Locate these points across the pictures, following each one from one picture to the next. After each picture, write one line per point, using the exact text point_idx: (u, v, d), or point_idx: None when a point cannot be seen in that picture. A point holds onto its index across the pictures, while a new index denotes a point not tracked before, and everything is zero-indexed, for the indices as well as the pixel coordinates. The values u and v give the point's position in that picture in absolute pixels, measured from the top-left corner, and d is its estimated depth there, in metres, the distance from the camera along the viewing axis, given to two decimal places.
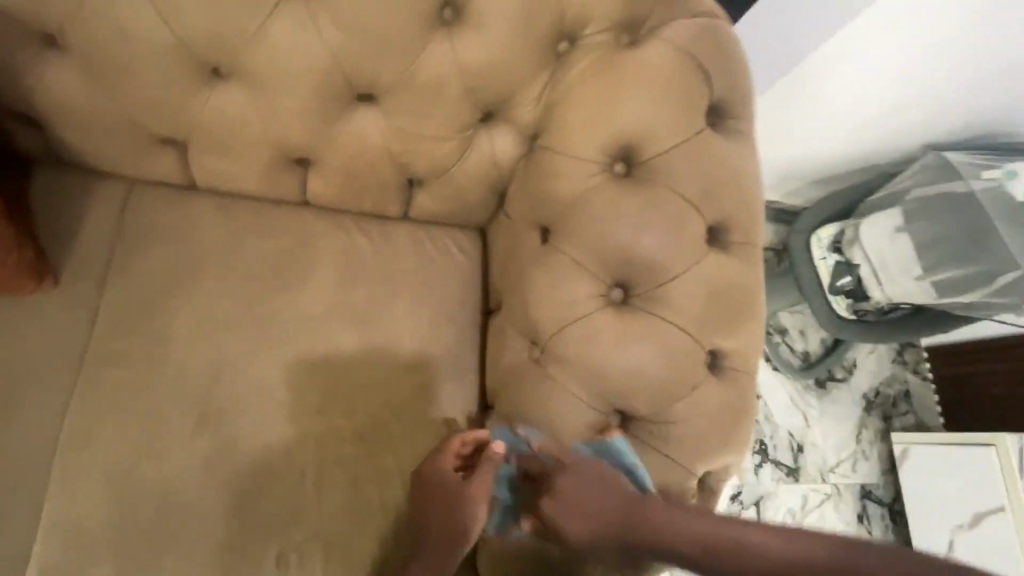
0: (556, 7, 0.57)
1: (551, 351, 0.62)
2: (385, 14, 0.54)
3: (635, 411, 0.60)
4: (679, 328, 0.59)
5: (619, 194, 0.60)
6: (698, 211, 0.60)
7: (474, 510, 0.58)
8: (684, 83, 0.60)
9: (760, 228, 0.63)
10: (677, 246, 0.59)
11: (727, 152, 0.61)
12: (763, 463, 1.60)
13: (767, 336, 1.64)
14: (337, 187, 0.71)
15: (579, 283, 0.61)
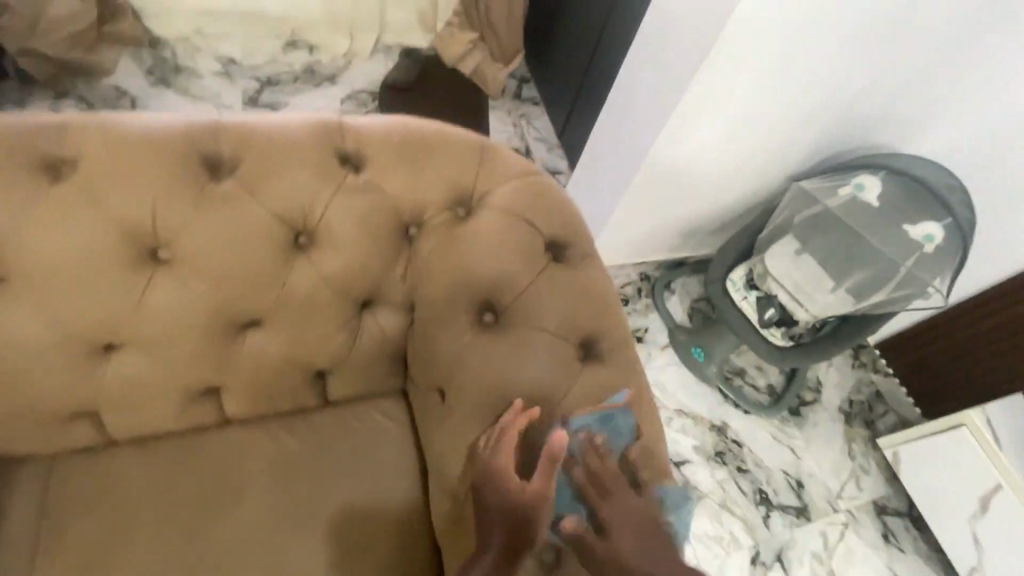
0: (392, 209, 0.68)
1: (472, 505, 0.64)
2: (245, 261, 0.62)
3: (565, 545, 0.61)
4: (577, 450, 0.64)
5: (493, 343, 0.67)
6: (565, 337, 0.68)
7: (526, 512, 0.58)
8: (517, 235, 0.69)
9: (627, 330, 0.71)
10: (556, 371, 0.66)
11: (574, 277, 0.70)
12: (770, 513, 1.60)
13: (730, 383, 1.77)
14: (250, 401, 0.75)
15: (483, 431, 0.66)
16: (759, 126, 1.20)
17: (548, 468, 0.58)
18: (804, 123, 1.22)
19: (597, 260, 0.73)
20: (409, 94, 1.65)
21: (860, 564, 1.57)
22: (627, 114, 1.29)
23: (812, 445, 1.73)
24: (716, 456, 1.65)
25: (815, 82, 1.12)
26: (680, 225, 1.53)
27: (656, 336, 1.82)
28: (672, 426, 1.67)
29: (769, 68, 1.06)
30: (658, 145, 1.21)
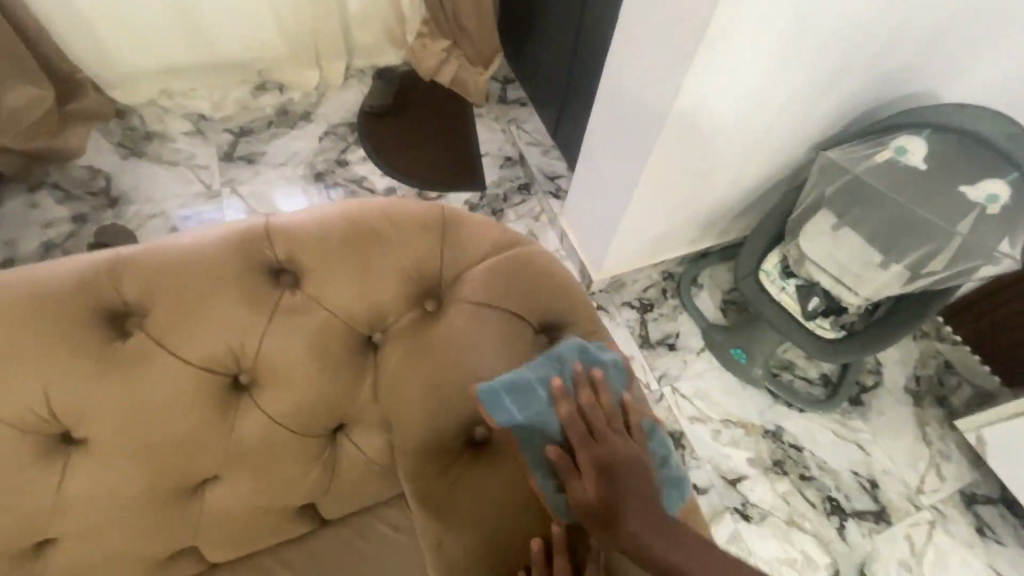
0: (344, 321, 0.56)
1: None
2: (175, 423, 0.52)
3: None
4: None
5: (490, 466, 0.55)
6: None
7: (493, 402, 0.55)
8: (498, 330, 0.57)
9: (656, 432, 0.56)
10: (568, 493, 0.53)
11: None
12: (845, 522, 1.44)
13: (777, 377, 1.62)
14: (230, 550, 0.65)
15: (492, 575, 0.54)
16: (775, 97, 1.02)
17: None
18: (831, 84, 1.04)
19: (601, 335, 0.61)
20: (385, 123, 1.55)
21: (955, 565, 1.41)
22: (622, 105, 1.13)
23: (880, 434, 1.56)
24: (775, 467, 1.49)
25: (839, 35, 0.93)
26: (698, 217, 1.37)
27: (689, 340, 1.67)
28: (720, 439, 1.52)
29: (782, 29, 0.88)
30: (661, 137, 1.05)
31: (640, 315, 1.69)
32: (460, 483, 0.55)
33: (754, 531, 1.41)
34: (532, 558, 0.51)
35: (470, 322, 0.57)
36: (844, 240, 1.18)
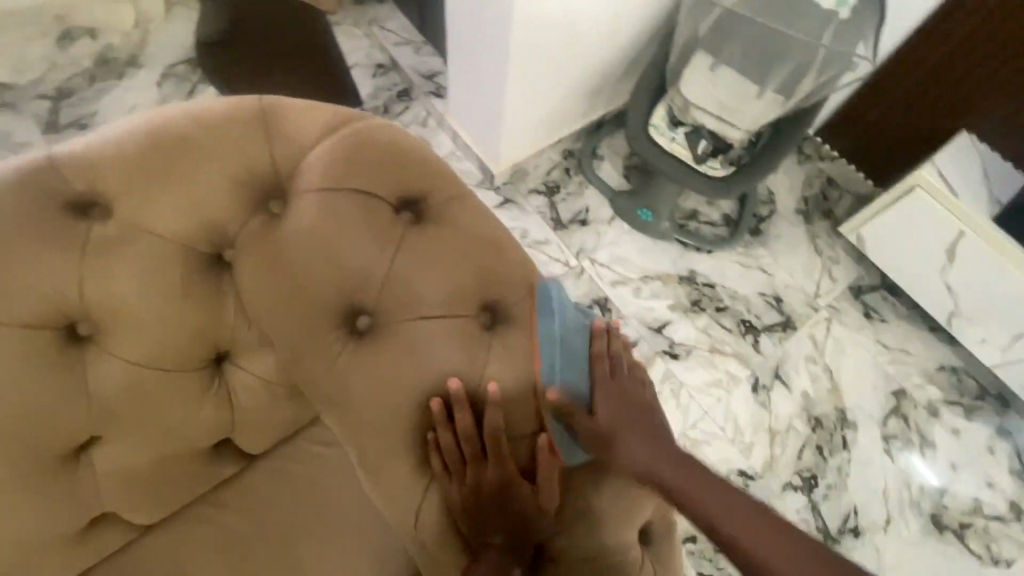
0: (179, 245, 0.51)
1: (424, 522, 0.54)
2: (21, 391, 0.48)
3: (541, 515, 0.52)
4: (521, 427, 0.52)
5: (380, 354, 0.52)
6: (463, 309, 0.53)
7: (366, 280, 0.53)
8: (351, 213, 0.53)
9: (523, 266, 0.57)
10: (465, 352, 0.52)
11: (449, 234, 0.55)
12: (759, 337, 1.59)
13: (685, 226, 1.71)
14: (153, 506, 0.64)
15: (401, 458, 0.52)
16: None
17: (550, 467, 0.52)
18: None
19: (466, 197, 0.58)
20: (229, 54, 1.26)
21: (852, 350, 1.61)
22: None
23: (780, 255, 1.71)
24: (693, 307, 1.61)
25: None
26: (580, 83, 1.33)
27: (599, 212, 1.71)
28: (642, 295, 1.61)
29: None
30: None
31: (549, 199, 1.71)
32: (352, 373, 0.53)
33: (684, 366, 1.52)
34: (436, 417, 0.51)
35: (316, 203, 0.52)
36: (721, 76, 1.19)
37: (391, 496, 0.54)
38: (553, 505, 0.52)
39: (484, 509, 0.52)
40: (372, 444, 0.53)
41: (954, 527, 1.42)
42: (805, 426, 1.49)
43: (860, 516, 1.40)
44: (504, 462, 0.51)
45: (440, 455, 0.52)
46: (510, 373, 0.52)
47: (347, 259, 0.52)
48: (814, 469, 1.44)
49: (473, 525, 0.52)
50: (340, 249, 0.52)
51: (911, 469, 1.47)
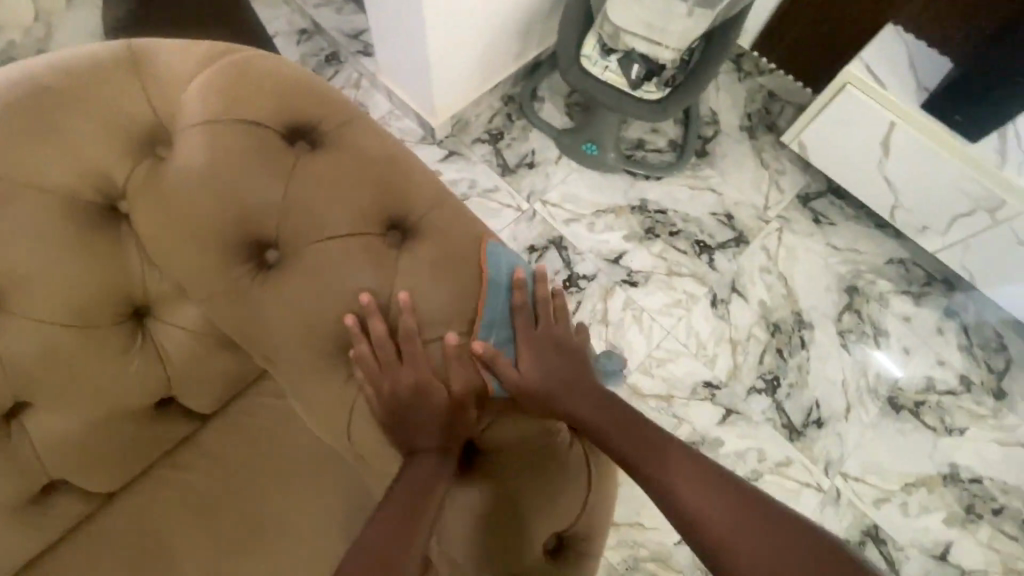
0: (63, 201, 0.51)
1: (357, 433, 0.57)
2: None
3: (466, 412, 0.56)
4: (437, 335, 0.55)
5: (290, 280, 0.54)
6: (366, 227, 0.54)
7: (263, 212, 0.53)
8: (237, 147, 0.52)
9: (424, 184, 0.57)
10: (369, 269, 0.54)
11: (341, 158, 0.54)
12: (713, 255, 1.62)
13: (632, 156, 1.72)
14: (104, 469, 0.66)
15: (326, 377, 0.55)
16: None
17: (464, 369, 0.55)
18: None
19: (358, 120, 0.57)
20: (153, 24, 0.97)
21: (804, 255, 1.65)
22: None
23: (727, 172, 1.73)
24: (647, 235, 1.63)
25: None
26: None
27: (545, 153, 1.70)
28: (596, 229, 1.62)
29: None
30: None
31: (494, 146, 1.70)
32: (264, 305, 0.54)
33: (643, 292, 1.55)
34: (351, 331, 0.53)
35: (197, 142, 0.52)
36: None
37: (325, 414, 0.57)
38: (474, 404, 0.56)
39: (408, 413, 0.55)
40: (297, 370, 0.56)
41: (910, 406, 1.49)
42: (764, 332, 1.54)
43: (821, 408, 1.47)
44: (421, 367, 0.54)
45: (362, 368, 0.54)
46: (416, 286, 0.54)
47: (238, 193, 0.52)
48: (776, 371, 1.50)
49: (400, 429, 0.56)
50: (231, 185, 0.52)
51: (867, 360, 1.54)
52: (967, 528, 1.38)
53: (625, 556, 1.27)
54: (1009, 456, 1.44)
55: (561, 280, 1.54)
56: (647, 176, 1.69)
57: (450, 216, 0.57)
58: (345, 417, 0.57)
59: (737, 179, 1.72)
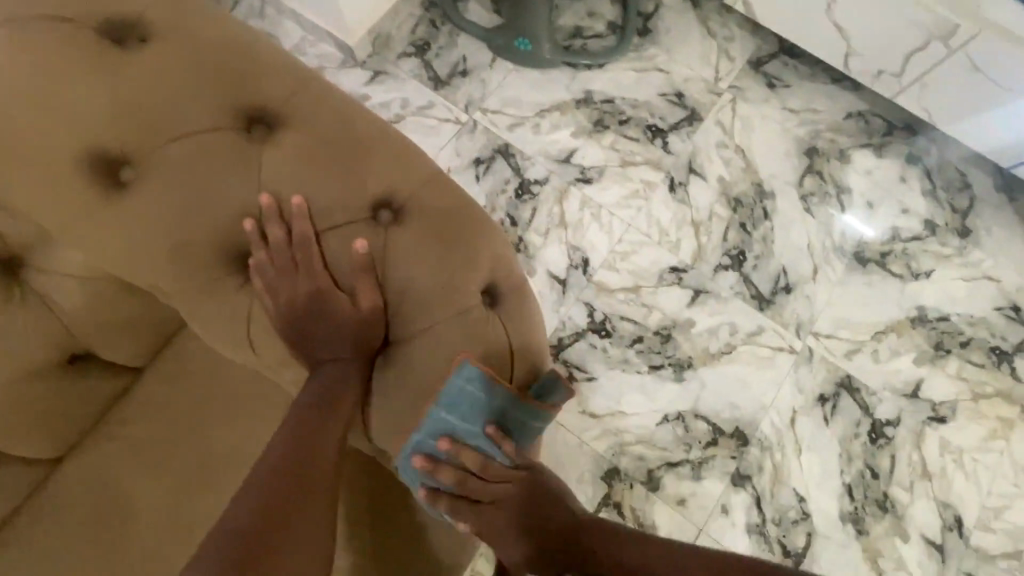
0: None
1: (265, 341, 0.60)
2: None
3: (373, 307, 0.57)
4: (329, 227, 0.56)
5: (157, 193, 0.54)
6: (225, 125, 0.55)
7: (107, 125, 0.53)
8: (62, 63, 0.52)
9: (275, 71, 0.57)
10: (233, 168, 0.54)
11: (178, 58, 0.54)
12: (667, 139, 1.55)
13: (571, 46, 1.60)
14: (32, 432, 0.67)
15: (218, 290, 0.58)
16: None
17: (362, 263, 0.56)
18: None
19: (189, 16, 0.56)
20: None
21: (761, 123, 1.58)
22: None
23: (673, 48, 1.62)
24: (596, 128, 1.54)
25: None
26: None
27: (477, 58, 1.58)
28: (542, 131, 1.54)
29: None
30: None
31: (422, 59, 1.57)
32: (132, 223, 0.55)
33: (598, 189, 1.50)
34: (252, 237, 0.55)
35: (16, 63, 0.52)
36: None
37: (228, 326, 0.60)
38: (377, 295, 0.57)
39: (308, 321, 0.58)
40: (189, 288, 0.58)
41: (876, 258, 1.49)
42: (726, 210, 1.51)
43: (789, 274, 1.47)
44: (315, 273, 0.56)
45: (262, 275, 0.56)
46: (291, 182, 0.55)
47: (74, 109, 0.52)
48: (741, 246, 1.48)
49: (306, 330, 0.58)
50: (66, 102, 0.52)
51: (831, 220, 1.52)
52: (936, 363, 1.41)
53: (611, 444, 1.32)
54: (973, 290, 1.46)
55: (512, 190, 1.48)
56: (588, 65, 1.58)
57: (312, 97, 0.57)
58: (248, 328, 0.60)
59: (684, 54, 1.61)
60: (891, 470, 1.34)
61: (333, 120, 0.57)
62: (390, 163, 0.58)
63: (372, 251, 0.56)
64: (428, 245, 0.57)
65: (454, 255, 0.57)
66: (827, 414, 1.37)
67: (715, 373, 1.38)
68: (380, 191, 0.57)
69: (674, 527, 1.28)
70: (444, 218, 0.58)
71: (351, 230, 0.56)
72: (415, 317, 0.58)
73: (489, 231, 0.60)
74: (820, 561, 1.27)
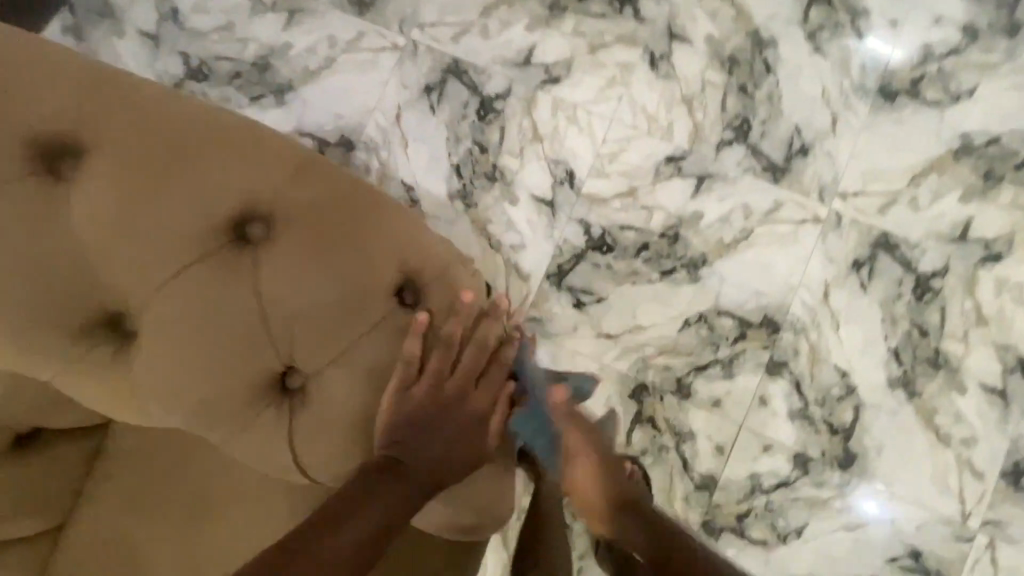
0: None
1: (166, 394, 0.68)
2: None
3: (259, 332, 0.66)
4: (208, 262, 0.66)
5: (62, 275, 0.64)
6: (85, 187, 0.64)
7: None
8: None
9: (116, 125, 0.65)
10: (107, 227, 0.64)
11: (23, 131, 0.63)
12: (638, 4, 1.31)
13: None
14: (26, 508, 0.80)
15: (123, 346, 0.69)
16: None
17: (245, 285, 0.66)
18: None
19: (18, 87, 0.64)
20: None
21: None
22: None
23: None
24: (553, 12, 1.31)
25: None
26: None
27: None
28: (492, 33, 1.32)
29: None
30: None
31: None
32: (26, 295, 0.64)
33: (569, 86, 1.31)
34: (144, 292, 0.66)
35: None
36: None
37: (136, 381, 0.69)
38: (258, 316, 0.66)
39: (258, 363, 0.67)
40: (97, 346, 0.68)
41: (906, 88, 1.27)
42: (720, 74, 1.30)
43: (803, 134, 1.28)
44: (251, 317, 0.66)
45: (155, 324, 0.66)
46: (165, 227, 0.65)
47: None
48: (743, 113, 1.29)
49: (201, 371, 0.67)
50: None
51: (848, 55, 1.28)
52: (987, 197, 1.24)
53: (634, 361, 1.26)
54: None
55: (474, 112, 1.30)
56: None
57: (161, 141, 0.66)
58: (152, 379, 0.68)
59: None
60: (941, 325, 1.23)
61: (209, 163, 0.67)
62: (267, 180, 0.68)
63: (252, 271, 0.66)
64: (309, 252, 0.66)
65: (324, 257, 0.67)
66: (864, 280, 1.25)
67: (733, 263, 1.27)
68: (249, 214, 0.67)
69: (713, 428, 1.25)
70: (315, 214, 0.68)
71: (247, 265, 0.66)
72: (343, 328, 0.67)
73: (361, 227, 0.69)
74: (871, 431, 1.22)
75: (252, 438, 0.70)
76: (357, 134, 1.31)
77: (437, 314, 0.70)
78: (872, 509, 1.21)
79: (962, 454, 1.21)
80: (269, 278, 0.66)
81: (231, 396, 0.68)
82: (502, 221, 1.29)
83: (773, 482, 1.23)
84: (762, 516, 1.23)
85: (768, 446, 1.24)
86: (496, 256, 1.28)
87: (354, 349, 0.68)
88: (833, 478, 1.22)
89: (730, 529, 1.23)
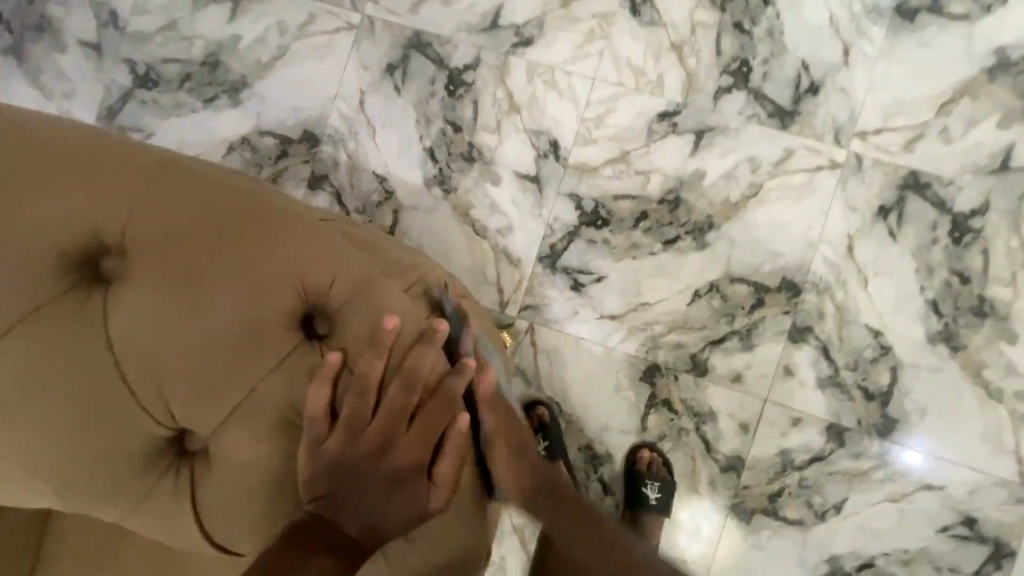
0: None
1: (47, 472, 0.61)
2: None
3: (145, 388, 0.59)
4: (71, 315, 0.57)
5: None
6: None
7: None
8: None
9: None
10: None
11: None
12: None
13: None
14: None
15: None
16: None
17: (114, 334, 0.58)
18: None
19: None
20: None
21: None
22: None
23: None
24: None
25: None
26: None
27: None
28: None
29: None
30: None
31: None
32: None
33: (543, 47, 1.18)
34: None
35: None
36: None
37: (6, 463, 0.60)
38: (137, 372, 0.58)
39: (146, 418, 0.59)
40: None
41: (927, 4, 1.11)
42: (712, 13, 1.15)
43: (811, 70, 1.14)
44: (130, 367, 0.58)
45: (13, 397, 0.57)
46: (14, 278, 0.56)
47: None
48: (742, 54, 1.15)
49: (80, 443, 0.59)
50: None
51: None
52: None
53: (642, 341, 1.17)
54: None
55: (443, 87, 1.19)
56: None
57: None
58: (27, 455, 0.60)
59: None
60: (984, 269, 1.10)
61: (53, 197, 0.57)
62: (134, 206, 0.59)
63: (122, 316, 0.58)
64: (190, 286, 0.58)
65: (207, 290, 0.59)
66: (893, 228, 1.12)
67: (743, 223, 1.15)
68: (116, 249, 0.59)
69: (734, 405, 1.15)
70: (191, 241, 0.59)
71: (116, 309, 0.58)
72: (239, 372, 0.59)
73: (250, 249, 0.61)
74: (911, 393, 1.11)
75: (157, 507, 0.63)
76: (321, 126, 1.21)
77: (352, 347, 0.61)
78: (915, 460, 1.11)
79: (1016, 409, 1.09)
80: (143, 323, 0.58)
81: (117, 460, 0.60)
82: (485, 205, 1.19)
83: (805, 457, 1.13)
84: (796, 494, 1.13)
85: (797, 419, 1.14)
86: (482, 243, 1.19)
87: (255, 393, 0.60)
88: (871, 448, 1.12)
89: (762, 510, 1.14)
